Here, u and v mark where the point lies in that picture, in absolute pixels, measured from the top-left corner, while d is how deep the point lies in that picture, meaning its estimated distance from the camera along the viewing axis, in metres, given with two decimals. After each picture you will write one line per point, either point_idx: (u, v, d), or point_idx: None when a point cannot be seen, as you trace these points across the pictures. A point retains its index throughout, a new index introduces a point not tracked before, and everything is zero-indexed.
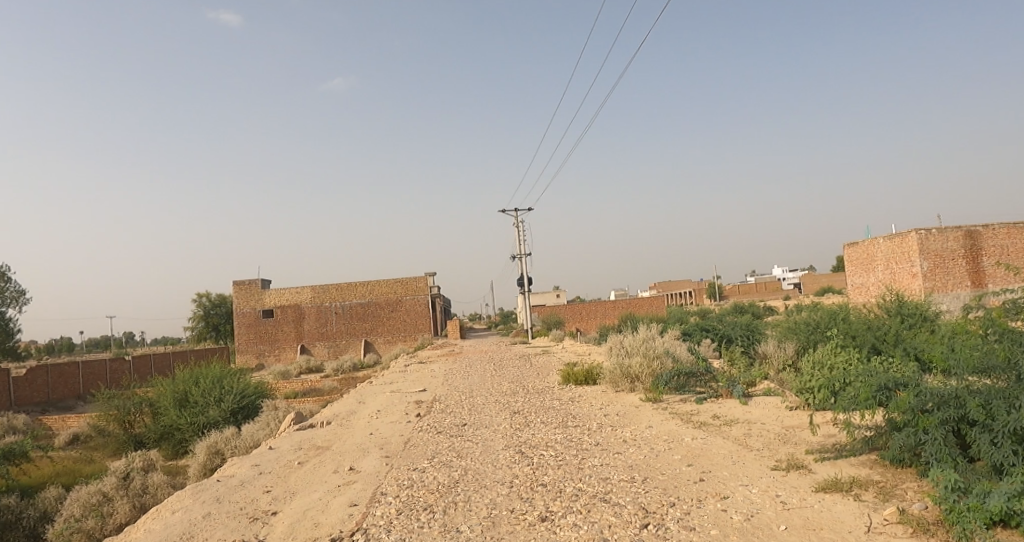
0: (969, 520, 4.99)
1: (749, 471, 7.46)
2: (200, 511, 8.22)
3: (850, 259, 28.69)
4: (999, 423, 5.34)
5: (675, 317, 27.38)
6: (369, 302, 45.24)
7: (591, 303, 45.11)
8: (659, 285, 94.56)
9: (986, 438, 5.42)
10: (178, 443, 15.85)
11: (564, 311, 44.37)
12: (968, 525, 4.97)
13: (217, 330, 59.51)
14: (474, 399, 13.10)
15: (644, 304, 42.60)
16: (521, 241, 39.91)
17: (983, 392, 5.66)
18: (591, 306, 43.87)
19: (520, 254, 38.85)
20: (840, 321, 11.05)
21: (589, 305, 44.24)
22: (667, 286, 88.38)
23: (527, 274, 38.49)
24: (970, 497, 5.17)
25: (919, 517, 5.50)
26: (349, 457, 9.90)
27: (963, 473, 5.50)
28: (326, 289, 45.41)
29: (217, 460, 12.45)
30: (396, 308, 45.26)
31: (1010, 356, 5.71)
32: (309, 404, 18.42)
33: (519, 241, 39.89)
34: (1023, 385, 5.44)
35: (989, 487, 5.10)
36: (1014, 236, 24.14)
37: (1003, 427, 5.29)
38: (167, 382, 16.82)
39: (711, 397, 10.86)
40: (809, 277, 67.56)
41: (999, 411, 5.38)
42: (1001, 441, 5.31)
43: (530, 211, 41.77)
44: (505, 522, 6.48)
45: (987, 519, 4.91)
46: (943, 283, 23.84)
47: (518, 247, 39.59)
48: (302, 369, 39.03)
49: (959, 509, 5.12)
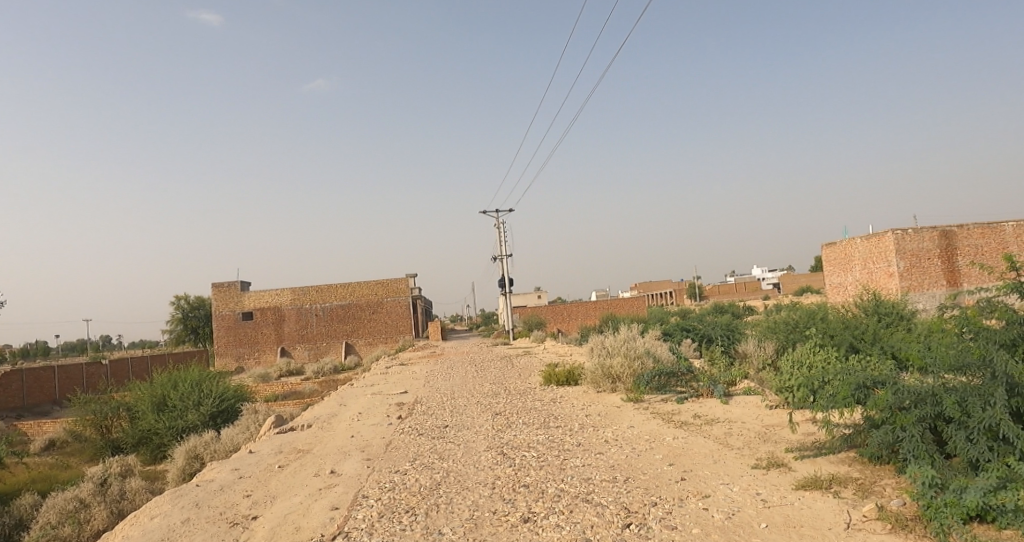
0: (946, 516, 5.08)
1: (730, 470, 7.52)
2: (180, 516, 8.09)
3: (828, 259, 29.05)
4: (975, 420, 5.48)
5: (657, 317, 27.58)
6: (350, 304, 44.94)
7: (572, 303, 45.14)
8: (640, 285, 95.22)
9: (962, 434, 5.55)
10: (156, 448, 15.58)
11: (545, 311, 44.38)
12: (946, 521, 5.07)
13: (196, 332, 58.87)
14: (455, 401, 13.07)
15: (625, 304, 42.86)
16: (502, 243, 39.81)
17: (958, 390, 5.78)
18: (573, 307, 43.87)
19: (502, 255, 38.70)
20: (819, 320, 11.12)
21: (570, 305, 44.30)
22: (648, 286, 88.78)
23: (508, 275, 38.38)
24: (947, 492, 5.27)
25: (898, 513, 5.58)
26: (330, 460, 9.82)
27: (940, 469, 5.60)
28: (306, 291, 45.05)
29: (196, 464, 12.28)
30: (377, 310, 45.00)
31: (985, 354, 5.81)
32: (290, 407, 18.30)
33: (501, 243, 39.77)
34: (997, 382, 5.57)
35: (965, 483, 5.21)
36: (988, 236, 24.57)
37: (978, 423, 5.44)
38: (145, 386, 16.55)
39: (692, 397, 10.90)
40: (787, 276, 68.41)
41: (975, 408, 5.52)
42: (977, 437, 5.46)
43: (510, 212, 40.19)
44: (487, 524, 6.47)
45: (964, 515, 5.01)
46: (918, 283, 24.24)
47: (500, 247, 39.57)
48: (282, 372, 38.70)
49: (936, 505, 5.21)
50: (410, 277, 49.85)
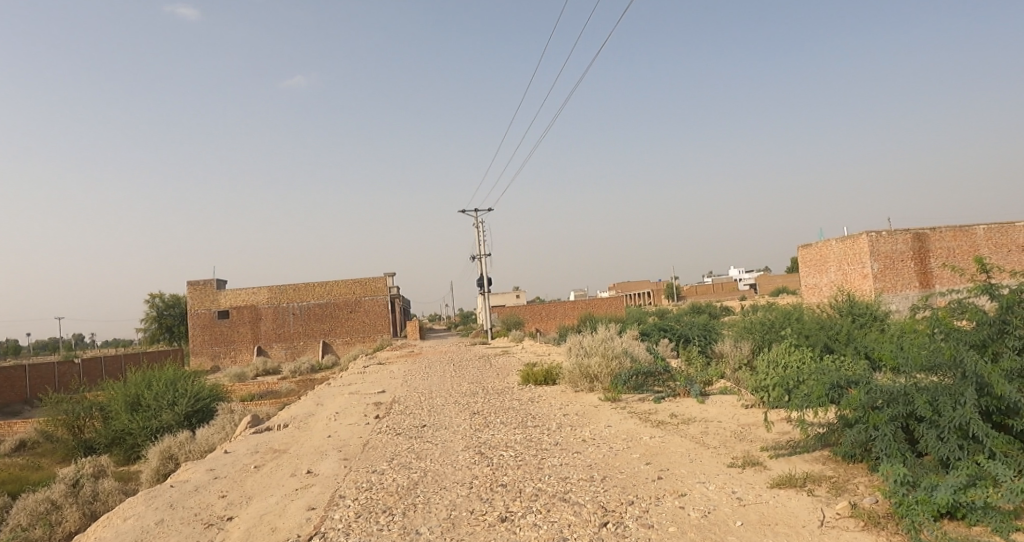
0: (918, 513, 5.17)
1: (706, 469, 7.59)
2: (154, 517, 7.97)
3: (804, 260, 29.42)
4: (946, 419, 5.59)
5: (635, 317, 27.75)
6: (328, 303, 44.61)
7: (550, 303, 45.23)
8: (618, 285, 95.77)
9: (933, 433, 5.65)
10: (130, 448, 15.33)
11: (523, 311, 44.43)
12: (918, 518, 5.15)
13: (171, 331, 58.06)
14: (433, 400, 13.04)
15: (604, 304, 43.07)
16: (481, 242, 39.78)
17: (930, 389, 5.88)
18: (551, 307, 43.98)
19: (480, 254, 38.68)
20: (795, 320, 11.25)
21: (548, 305, 44.39)
22: (626, 287, 89.36)
23: (487, 274, 38.33)
24: (919, 490, 5.36)
25: (871, 511, 5.67)
26: (307, 460, 9.74)
27: (912, 468, 5.70)
28: (283, 289, 44.63)
29: (171, 465, 12.11)
30: (355, 308, 44.74)
31: (956, 355, 5.92)
32: (266, 406, 18.14)
33: (480, 242, 39.73)
34: (967, 382, 5.68)
35: (936, 481, 5.30)
36: (960, 238, 25.05)
37: (949, 422, 5.54)
38: (118, 385, 16.27)
39: (669, 397, 10.97)
40: (764, 276, 69.20)
41: (945, 407, 5.64)
42: (948, 436, 5.56)
43: (489, 211, 40.05)
44: (465, 523, 6.46)
45: (935, 512, 5.09)
46: (892, 284, 24.64)
47: (478, 247, 39.53)
48: (258, 371, 38.33)
49: (908, 503, 5.30)
50: (388, 276, 49.60)
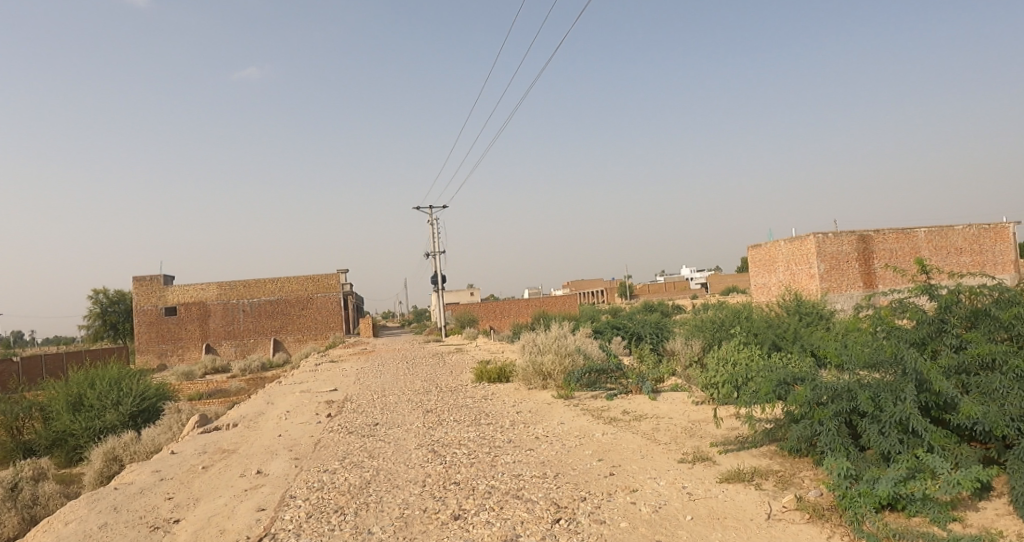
0: (860, 505, 5.35)
1: (656, 464, 7.71)
2: (96, 522, 7.69)
3: (754, 261, 30.18)
4: (887, 414, 5.80)
5: (588, 315, 28.05)
6: (279, 300, 43.82)
7: (505, 300, 45.34)
8: (572, 283, 96.67)
9: (875, 428, 5.87)
10: (72, 450, 14.74)
11: (477, 308, 44.43)
12: (860, 510, 5.34)
13: (115, 328, 56.26)
14: (387, 398, 12.93)
15: (557, 302, 43.45)
16: (436, 239, 39.61)
17: (872, 385, 6.10)
18: (505, 304, 44.10)
19: (435, 251, 38.53)
20: (744, 319, 11.52)
21: (502, 303, 44.49)
22: (580, 284, 90.29)
23: (441, 272, 38.18)
24: (861, 483, 5.55)
25: (815, 503, 5.86)
26: (258, 460, 9.55)
27: (854, 461, 5.90)
28: (233, 285, 43.62)
29: (116, 467, 11.73)
30: (307, 305, 44.05)
31: (897, 352, 6.13)
32: (213, 406, 17.72)
33: (434, 239, 39.57)
34: (907, 379, 5.91)
35: (877, 474, 5.51)
36: (902, 241, 26.06)
37: (890, 417, 5.76)
38: (59, 385, 15.66)
39: (621, 394, 11.12)
40: (715, 275, 70.77)
41: (887, 403, 5.85)
42: (888, 431, 5.78)
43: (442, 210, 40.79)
44: (417, 522, 6.42)
45: (876, 504, 5.29)
46: (838, 284, 25.46)
47: (433, 244, 39.36)
48: (207, 369, 37.44)
49: (850, 495, 5.48)
50: (341, 272, 48.93)
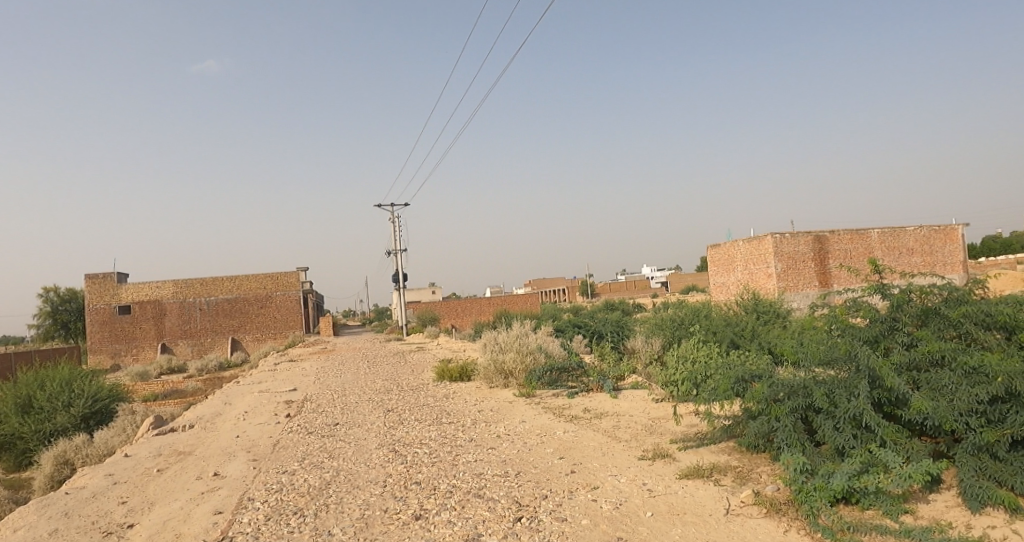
0: (815, 499, 5.51)
1: (617, 462, 7.81)
2: (46, 528, 7.45)
3: (713, 260, 30.72)
4: (841, 410, 5.97)
5: (549, 313, 28.22)
6: (237, 298, 43.04)
7: (467, 299, 45.28)
8: (535, 282, 97.07)
9: (830, 424, 6.03)
10: (20, 454, 14.21)
11: (439, 307, 44.32)
12: (816, 504, 5.49)
13: (66, 327, 54.54)
14: (347, 398, 12.81)
15: (519, 300, 43.59)
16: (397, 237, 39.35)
17: (827, 382, 6.27)
18: (467, 303, 44.04)
19: (397, 249, 38.27)
20: (703, 317, 11.73)
21: (464, 301, 44.40)
22: (543, 283, 90.77)
23: (402, 270, 37.96)
24: (816, 477, 5.71)
25: (772, 498, 6.00)
26: (215, 462, 9.37)
27: (810, 456, 6.07)
28: (190, 283, 42.63)
29: (67, 470, 11.39)
30: (266, 304, 43.35)
31: (850, 349, 6.32)
32: (167, 406, 17.33)
33: (396, 237, 39.30)
34: (861, 375, 6.11)
35: (832, 468, 5.67)
36: (855, 241, 26.86)
37: (845, 413, 5.93)
38: (5, 387, 15.09)
39: (582, 392, 11.21)
40: (675, 275, 71.90)
41: (841, 399, 6.02)
42: (843, 426, 5.95)
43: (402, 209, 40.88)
44: (378, 523, 6.38)
45: (831, 498, 5.45)
46: (794, 283, 26.07)
47: (394, 242, 39.10)
48: (162, 369, 36.54)
49: (806, 490, 5.63)
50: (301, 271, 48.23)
